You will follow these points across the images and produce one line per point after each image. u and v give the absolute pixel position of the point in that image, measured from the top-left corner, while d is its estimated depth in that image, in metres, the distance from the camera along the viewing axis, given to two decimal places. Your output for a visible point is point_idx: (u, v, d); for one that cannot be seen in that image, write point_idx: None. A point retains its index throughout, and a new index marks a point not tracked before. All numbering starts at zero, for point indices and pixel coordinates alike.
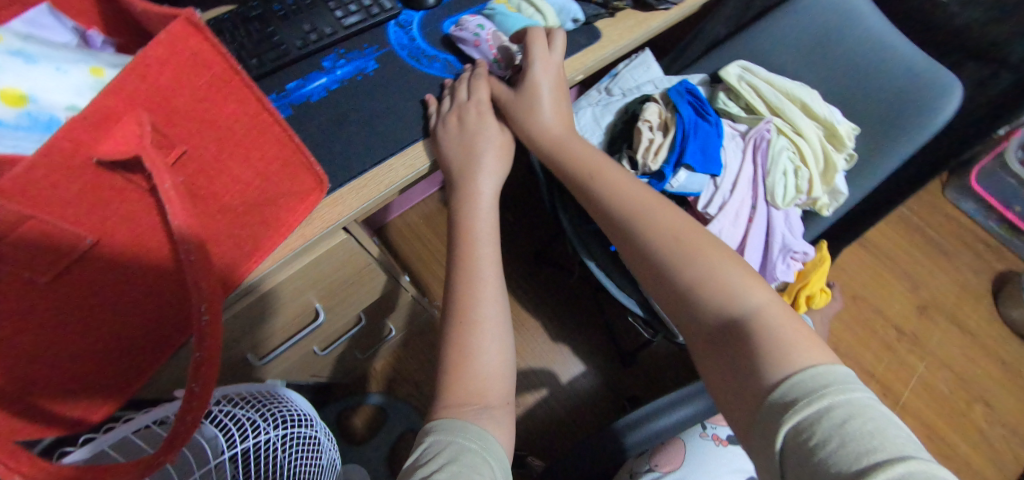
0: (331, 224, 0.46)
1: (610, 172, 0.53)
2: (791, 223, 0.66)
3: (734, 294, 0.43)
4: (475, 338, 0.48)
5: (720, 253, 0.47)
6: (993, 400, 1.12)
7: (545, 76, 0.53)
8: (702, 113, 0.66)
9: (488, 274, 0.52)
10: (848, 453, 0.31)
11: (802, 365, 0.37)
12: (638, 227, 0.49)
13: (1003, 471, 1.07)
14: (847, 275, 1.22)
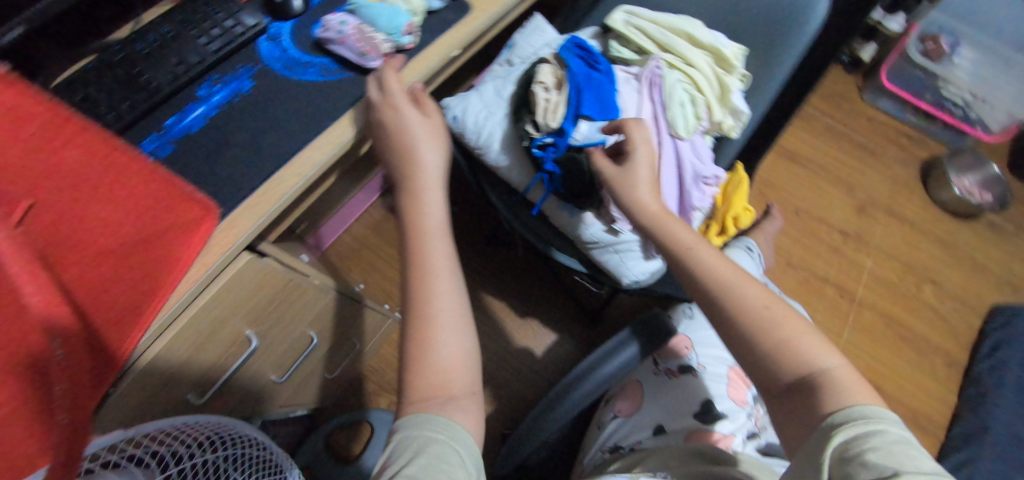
0: (228, 248, 0.46)
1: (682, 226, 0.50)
2: (699, 151, 0.68)
3: (797, 349, 0.41)
4: (434, 328, 0.45)
5: (794, 320, 0.42)
6: (939, 277, 1.19)
7: (643, 160, 0.56)
8: (592, 64, 0.67)
9: (442, 264, 0.48)
10: (891, 462, 0.31)
11: (869, 414, 0.35)
12: (725, 291, 0.44)
13: (959, 340, 1.14)
14: (789, 193, 1.25)
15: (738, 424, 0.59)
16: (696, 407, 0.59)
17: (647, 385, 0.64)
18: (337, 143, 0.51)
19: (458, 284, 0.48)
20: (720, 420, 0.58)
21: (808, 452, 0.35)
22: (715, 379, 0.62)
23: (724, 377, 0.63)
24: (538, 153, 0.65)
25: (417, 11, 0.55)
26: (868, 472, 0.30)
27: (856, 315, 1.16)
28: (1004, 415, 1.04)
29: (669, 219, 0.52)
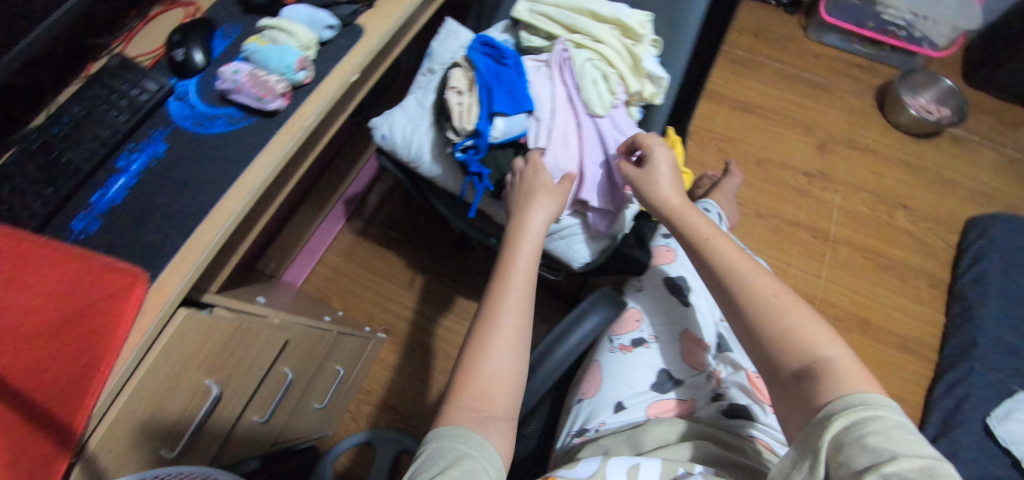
0: (164, 306, 0.49)
1: (709, 228, 0.58)
2: (620, 125, 0.68)
3: (801, 335, 0.47)
4: (492, 346, 0.51)
5: (803, 312, 0.49)
6: (910, 201, 1.19)
7: (664, 160, 0.62)
8: (498, 60, 0.67)
9: (518, 297, 0.54)
10: (888, 445, 0.35)
11: (866, 399, 0.40)
12: (738, 278, 0.52)
13: (939, 259, 1.14)
14: (749, 145, 1.25)
15: (696, 390, 0.62)
16: (653, 378, 0.62)
17: (603, 364, 0.64)
18: (250, 188, 0.53)
19: (528, 306, 0.55)
20: (676, 388, 0.62)
21: (812, 433, 0.40)
22: (667, 348, 0.64)
23: (676, 344, 0.64)
24: (460, 157, 0.66)
25: (309, 45, 0.56)
26: (867, 455, 0.35)
27: (832, 253, 1.16)
28: (996, 324, 1.03)
29: (690, 213, 0.59)
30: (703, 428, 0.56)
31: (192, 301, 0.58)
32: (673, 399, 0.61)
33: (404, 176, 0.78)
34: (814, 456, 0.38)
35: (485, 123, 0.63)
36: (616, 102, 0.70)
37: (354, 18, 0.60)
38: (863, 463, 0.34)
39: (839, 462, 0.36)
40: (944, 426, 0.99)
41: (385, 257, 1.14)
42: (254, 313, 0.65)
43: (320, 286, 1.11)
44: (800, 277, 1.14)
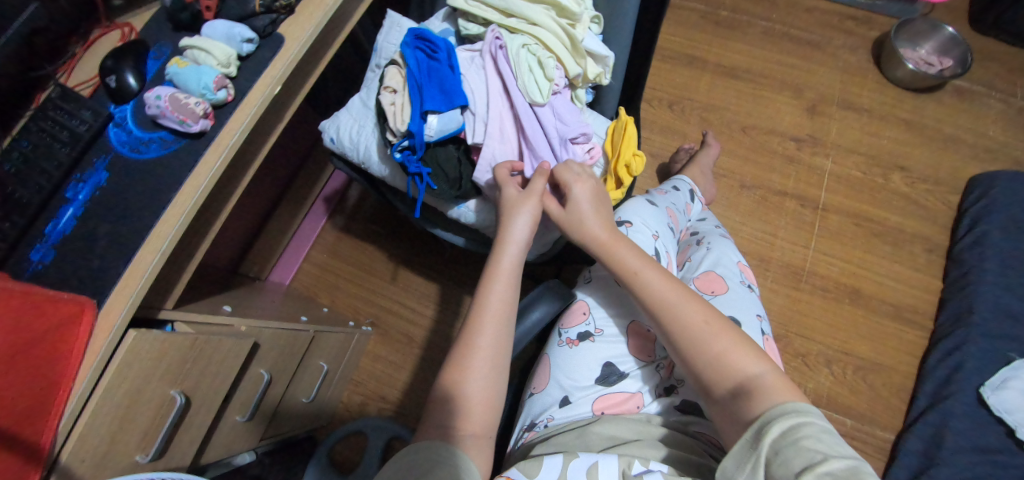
0: (114, 327, 0.53)
1: (640, 262, 0.58)
2: (560, 115, 0.68)
3: (732, 360, 0.49)
4: (468, 363, 0.52)
5: (733, 337, 0.51)
6: (906, 162, 1.14)
7: (585, 199, 0.63)
8: (431, 55, 0.66)
9: (496, 314, 0.55)
10: (820, 448, 0.36)
11: (802, 407, 0.41)
12: (667, 310, 0.54)
13: (936, 222, 1.10)
14: (734, 112, 1.20)
15: (643, 383, 0.62)
16: (598, 372, 0.62)
17: (551, 359, 0.65)
18: (183, 209, 0.55)
19: (507, 326, 0.55)
20: (620, 381, 0.62)
21: (751, 438, 0.40)
22: (613, 341, 0.64)
23: (622, 337, 0.64)
24: (399, 157, 0.65)
25: (227, 62, 0.57)
26: (803, 458, 0.36)
27: (823, 222, 1.12)
28: (997, 287, 0.99)
29: (618, 248, 0.59)
30: (645, 427, 0.57)
31: (148, 318, 0.61)
32: (617, 392, 0.61)
33: (360, 176, 0.79)
34: (753, 461, 0.39)
35: (419, 122, 0.62)
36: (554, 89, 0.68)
37: (274, 28, 0.60)
38: (800, 467, 0.35)
39: (778, 465, 0.37)
40: (935, 396, 0.97)
41: (367, 251, 1.16)
42: (217, 322, 0.69)
43: (307, 283, 1.13)
44: (788, 249, 1.10)
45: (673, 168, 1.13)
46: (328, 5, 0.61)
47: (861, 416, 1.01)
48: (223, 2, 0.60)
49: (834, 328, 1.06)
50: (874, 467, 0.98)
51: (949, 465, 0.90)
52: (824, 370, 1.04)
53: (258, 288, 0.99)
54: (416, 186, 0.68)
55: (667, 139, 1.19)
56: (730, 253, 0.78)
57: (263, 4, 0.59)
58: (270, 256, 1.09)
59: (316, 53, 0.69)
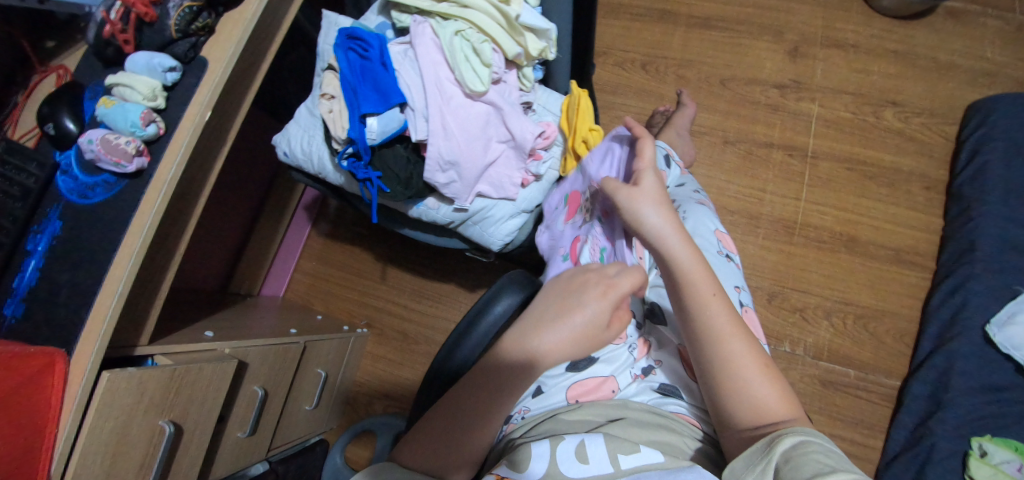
0: (87, 370, 0.54)
1: (706, 280, 0.53)
2: (502, 110, 0.66)
3: (769, 405, 0.49)
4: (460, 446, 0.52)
5: (775, 382, 0.50)
6: (899, 96, 1.08)
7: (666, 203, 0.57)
8: (363, 55, 0.64)
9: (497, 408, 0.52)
10: (827, 461, 0.39)
11: (817, 432, 0.43)
12: (726, 339, 0.51)
13: (933, 157, 1.05)
14: (711, 65, 1.15)
15: (613, 364, 0.65)
16: (568, 359, 0.65)
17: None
18: (133, 249, 0.56)
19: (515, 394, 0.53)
20: (591, 365, 0.64)
21: (764, 449, 0.43)
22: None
23: None
24: (346, 165, 0.65)
25: (153, 96, 0.57)
26: (812, 467, 0.38)
27: (813, 170, 1.08)
28: (1001, 218, 0.94)
29: (690, 262, 0.54)
30: (612, 410, 0.59)
31: (127, 356, 0.62)
32: (588, 376, 0.64)
33: (323, 187, 0.80)
34: (764, 467, 0.41)
35: (359, 126, 0.62)
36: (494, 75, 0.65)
37: (195, 51, 0.61)
38: (810, 472, 0.37)
39: (787, 471, 0.39)
40: (941, 338, 0.94)
41: (353, 254, 1.16)
42: (198, 348, 0.70)
43: (300, 292, 1.15)
44: (778, 203, 1.07)
45: (651, 132, 1.09)
46: (246, 20, 0.62)
47: (864, 365, 0.99)
48: (139, 31, 0.59)
49: (831, 279, 1.03)
50: (881, 414, 0.97)
51: (956, 407, 0.88)
52: (824, 322, 1.01)
53: (249, 304, 1.01)
54: (369, 190, 0.68)
55: (643, 102, 1.15)
56: (707, 221, 0.76)
57: (180, 28, 0.58)
58: (259, 271, 1.11)
59: (249, 69, 0.68)
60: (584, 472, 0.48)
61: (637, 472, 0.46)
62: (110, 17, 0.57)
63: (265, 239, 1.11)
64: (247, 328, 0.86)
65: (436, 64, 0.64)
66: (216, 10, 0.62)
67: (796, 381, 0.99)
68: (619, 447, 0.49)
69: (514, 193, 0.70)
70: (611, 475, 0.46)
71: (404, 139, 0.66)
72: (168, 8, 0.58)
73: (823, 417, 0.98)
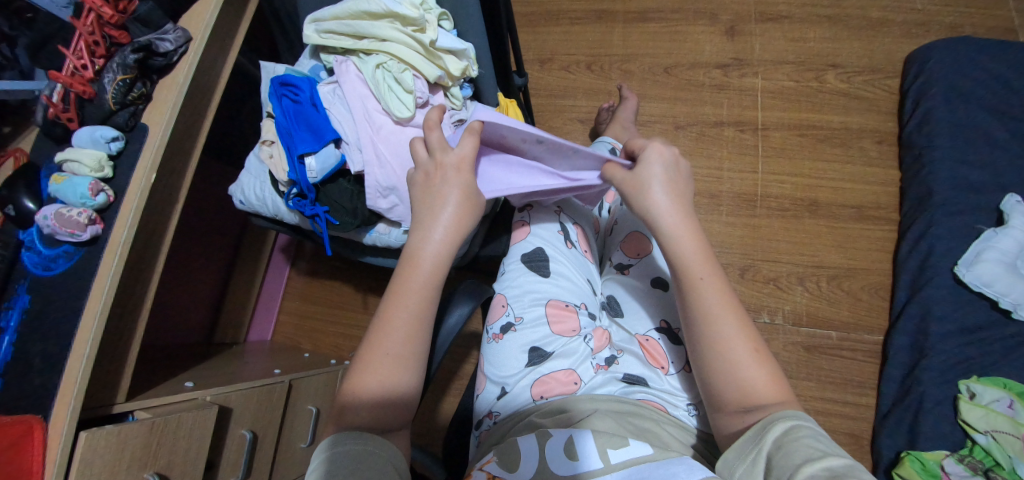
0: (64, 435, 0.56)
1: (700, 261, 0.56)
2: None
3: (754, 387, 0.49)
4: (371, 368, 0.51)
5: (764, 363, 0.50)
6: (838, 57, 1.11)
7: (667, 186, 0.60)
8: (295, 99, 0.76)
9: (407, 324, 0.54)
10: (817, 446, 0.40)
11: (804, 415, 0.45)
12: (713, 315, 0.52)
13: (880, 111, 1.07)
14: (653, 56, 1.18)
15: (570, 357, 0.68)
16: (525, 357, 0.69)
17: (486, 357, 0.72)
18: (96, 312, 0.58)
19: (428, 303, 0.55)
20: (549, 360, 0.68)
21: (756, 437, 0.45)
22: (534, 325, 0.70)
23: (541, 319, 0.70)
24: (294, 205, 0.75)
25: (99, 166, 0.61)
26: (802, 453, 0.40)
27: (766, 141, 1.09)
28: (952, 161, 0.95)
29: (683, 243, 0.57)
30: (579, 404, 0.62)
31: (108, 415, 0.65)
32: (547, 371, 0.67)
33: (283, 228, 0.85)
34: (755, 458, 0.44)
35: (299, 168, 0.72)
36: (418, 99, 0.76)
37: (135, 119, 0.65)
38: (800, 459, 0.39)
39: (777, 460, 0.41)
40: (914, 287, 0.94)
41: (334, 288, 1.17)
42: (180, 398, 0.72)
43: (287, 334, 1.17)
44: (737, 179, 1.08)
45: (601, 130, 1.12)
46: (178, 84, 0.66)
47: (845, 325, 1.00)
48: (81, 108, 0.63)
49: (799, 245, 1.04)
50: (869, 371, 0.97)
51: (938, 353, 0.88)
52: (799, 288, 1.02)
53: (236, 351, 1.03)
54: (318, 224, 0.77)
55: (592, 100, 1.18)
56: None
57: (117, 101, 0.62)
58: (243, 319, 1.14)
59: (191, 129, 0.72)
60: (575, 469, 0.52)
61: (629, 465, 0.51)
62: (52, 100, 0.62)
63: (245, 287, 1.14)
64: (232, 373, 0.88)
65: (363, 97, 0.75)
66: (150, 78, 0.67)
67: (781, 350, 1.00)
68: (609, 442, 0.53)
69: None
70: (602, 470, 0.51)
71: (346, 173, 0.76)
72: (104, 83, 0.62)
73: (812, 383, 0.98)
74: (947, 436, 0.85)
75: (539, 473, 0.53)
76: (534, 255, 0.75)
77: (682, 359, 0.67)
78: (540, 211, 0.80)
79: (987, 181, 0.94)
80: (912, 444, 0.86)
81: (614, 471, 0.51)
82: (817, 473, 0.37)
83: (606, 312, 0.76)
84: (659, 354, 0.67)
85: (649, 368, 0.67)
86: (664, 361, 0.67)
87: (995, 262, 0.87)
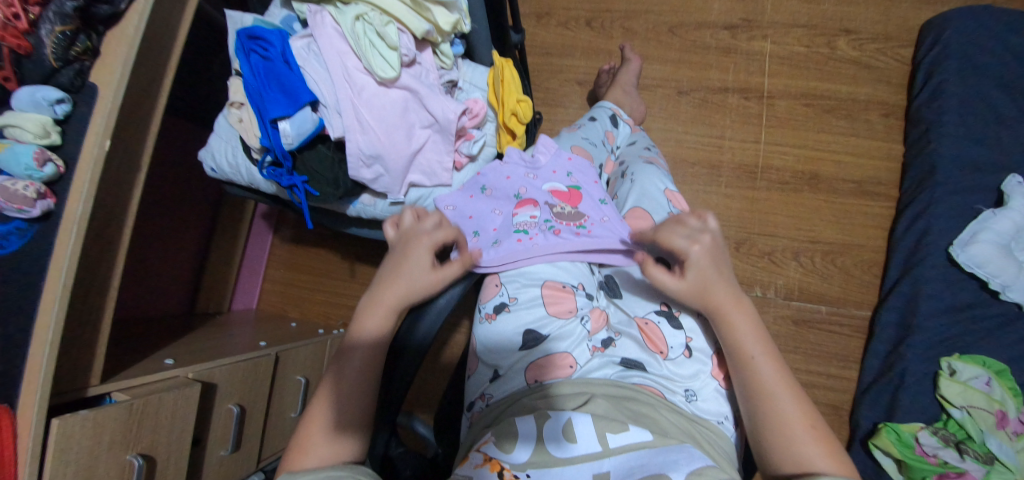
0: (32, 425, 0.53)
1: (753, 338, 0.56)
2: (419, 93, 0.71)
3: (814, 464, 0.48)
4: (324, 400, 0.55)
5: (822, 440, 0.49)
6: (851, 21, 1.05)
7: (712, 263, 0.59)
8: (265, 55, 0.69)
9: (360, 361, 0.57)
10: None
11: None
12: (762, 390, 0.53)
13: (888, 82, 1.03)
14: (658, 13, 1.10)
15: (568, 339, 0.66)
16: (519, 339, 0.66)
17: (478, 339, 0.69)
18: (55, 295, 0.53)
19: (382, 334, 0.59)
20: (544, 343, 0.66)
21: None
22: (529, 307, 0.68)
23: (537, 300, 0.68)
24: (270, 174, 0.70)
25: (45, 132, 0.56)
26: None
27: (770, 110, 1.05)
28: (958, 139, 0.93)
29: (734, 319, 0.57)
30: (575, 388, 0.60)
31: (82, 397, 0.62)
32: (542, 354, 0.65)
33: (260, 196, 0.80)
34: None
35: (273, 133, 0.67)
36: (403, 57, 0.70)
37: (83, 78, 0.58)
38: None
39: None
40: (907, 265, 0.94)
41: (319, 255, 1.12)
42: (158, 377, 0.69)
43: (271, 301, 1.14)
44: (738, 149, 1.05)
45: (600, 93, 1.07)
46: (127, 36, 0.58)
47: (835, 300, 1.00)
48: (19, 65, 0.57)
49: (796, 220, 1.02)
50: (854, 346, 0.99)
51: (926, 331, 0.90)
52: (793, 263, 1.02)
53: (218, 321, 0.99)
54: (297, 195, 0.73)
55: (592, 61, 1.11)
56: (654, 182, 0.78)
57: (58, 57, 0.56)
58: (224, 286, 1.09)
59: (149, 89, 0.64)
60: (574, 451, 0.51)
61: (628, 450, 0.51)
62: None
63: (224, 254, 1.08)
64: (214, 347, 0.84)
65: (341, 53, 0.69)
66: (97, 30, 0.59)
67: (770, 324, 1.01)
68: (608, 426, 0.53)
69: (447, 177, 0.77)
70: (601, 453, 0.50)
71: (326, 139, 0.72)
72: (41, 36, 0.56)
73: (798, 355, 1.00)
74: (925, 410, 0.87)
75: (536, 457, 0.51)
76: (524, 231, 0.72)
77: (682, 343, 0.66)
78: (533, 186, 0.77)
79: (991, 160, 0.92)
80: (890, 416, 0.89)
81: (613, 456, 0.50)
82: None
83: (604, 293, 0.74)
84: (658, 339, 0.66)
85: (647, 352, 0.66)
86: (663, 346, 0.66)
87: (991, 243, 0.87)
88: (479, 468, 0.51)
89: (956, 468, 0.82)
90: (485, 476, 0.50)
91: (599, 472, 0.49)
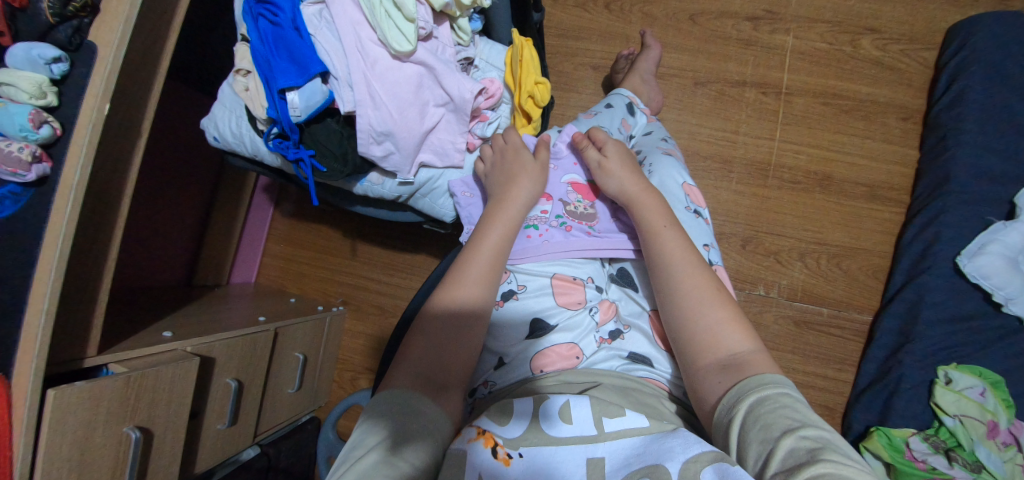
0: (28, 394, 0.51)
1: (657, 219, 0.63)
2: (434, 69, 0.69)
3: (721, 334, 0.52)
4: (424, 346, 0.54)
5: (725, 310, 0.54)
6: (876, 20, 1.02)
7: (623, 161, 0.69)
8: (273, 20, 0.65)
9: (466, 314, 0.57)
10: (795, 416, 0.41)
11: (776, 377, 0.46)
12: (670, 270, 0.58)
13: (910, 85, 1.01)
14: None
15: (574, 330, 0.66)
16: (526, 328, 0.66)
17: None
18: (51, 265, 0.51)
19: (487, 284, 0.60)
20: (551, 333, 0.65)
21: (732, 407, 0.46)
22: (538, 295, 0.67)
23: (546, 290, 0.67)
24: (274, 145, 0.68)
25: (40, 92, 0.53)
26: (779, 424, 0.40)
27: (787, 107, 1.03)
28: (976, 148, 0.92)
29: (644, 202, 0.65)
30: (580, 377, 0.60)
31: (78, 368, 0.61)
32: (546, 344, 0.65)
33: (262, 169, 0.78)
34: (732, 421, 0.45)
35: (280, 103, 0.64)
36: (421, 30, 0.67)
37: (82, 36, 0.55)
38: (779, 429, 0.40)
39: (753, 427, 0.42)
40: (912, 272, 0.94)
41: (320, 231, 1.10)
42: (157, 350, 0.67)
43: (270, 275, 1.13)
44: (752, 145, 1.03)
45: (616, 79, 1.04)
46: None
47: (837, 303, 1.00)
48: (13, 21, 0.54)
49: (806, 220, 1.02)
50: (852, 349, 1.00)
51: (926, 339, 0.90)
52: (798, 264, 1.01)
53: (216, 293, 0.98)
54: (303, 170, 0.71)
55: (609, 46, 1.08)
56: (674, 175, 0.76)
57: (55, 12, 0.53)
58: (224, 259, 1.08)
59: (151, 51, 0.61)
60: (569, 431, 0.47)
61: (623, 436, 0.46)
62: None
63: (225, 225, 1.06)
64: (213, 320, 0.83)
65: (355, 22, 0.66)
66: None
67: (771, 323, 1.01)
68: (605, 410, 0.49)
69: (459, 159, 0.75)
70: (595, 437, 0.46)
71: (334, 113, 0.69)
72: None
73: (795, 355, 1.01)
74: (919, 415, 0.88)
75: (530, 433, 0.47)
76: (535, 225, 0.72)
77: None
78: (552, 178, 0.76)
79: (1008, 171, 0.91)
80: (883, 420, 0.90)
81: (608, 441, 0.46)
82: (796, 447, 0.38)
83: (614, 285, 0.73)
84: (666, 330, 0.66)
85: (658, 348, 0.65)
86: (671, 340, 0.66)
87: (1000, 255, 0.86)
88: (471, 443, 0.46)
89: (944, 474, 0.83)
90: (479, 451, 0.45)
91: (592, 458, 0.45)
